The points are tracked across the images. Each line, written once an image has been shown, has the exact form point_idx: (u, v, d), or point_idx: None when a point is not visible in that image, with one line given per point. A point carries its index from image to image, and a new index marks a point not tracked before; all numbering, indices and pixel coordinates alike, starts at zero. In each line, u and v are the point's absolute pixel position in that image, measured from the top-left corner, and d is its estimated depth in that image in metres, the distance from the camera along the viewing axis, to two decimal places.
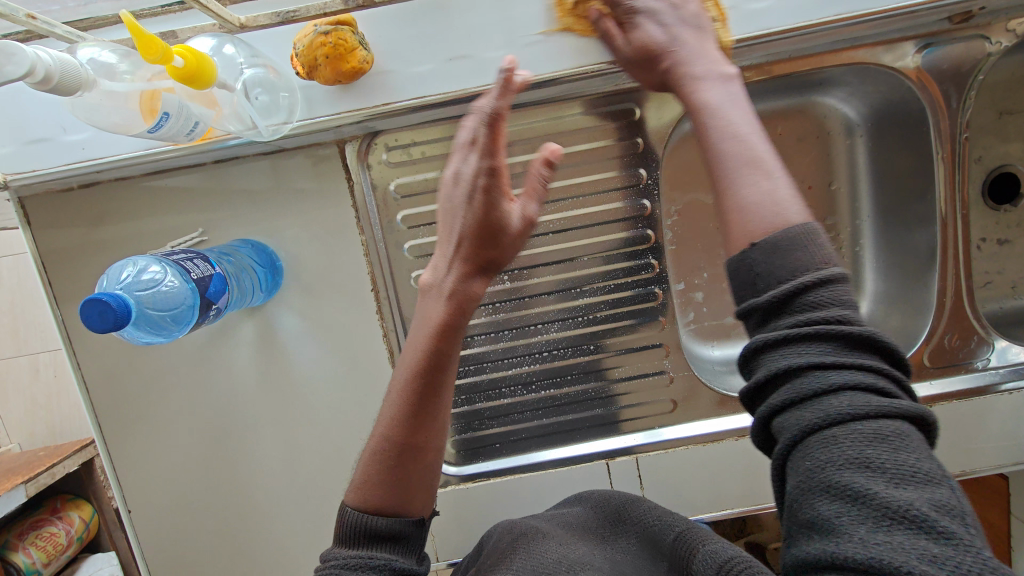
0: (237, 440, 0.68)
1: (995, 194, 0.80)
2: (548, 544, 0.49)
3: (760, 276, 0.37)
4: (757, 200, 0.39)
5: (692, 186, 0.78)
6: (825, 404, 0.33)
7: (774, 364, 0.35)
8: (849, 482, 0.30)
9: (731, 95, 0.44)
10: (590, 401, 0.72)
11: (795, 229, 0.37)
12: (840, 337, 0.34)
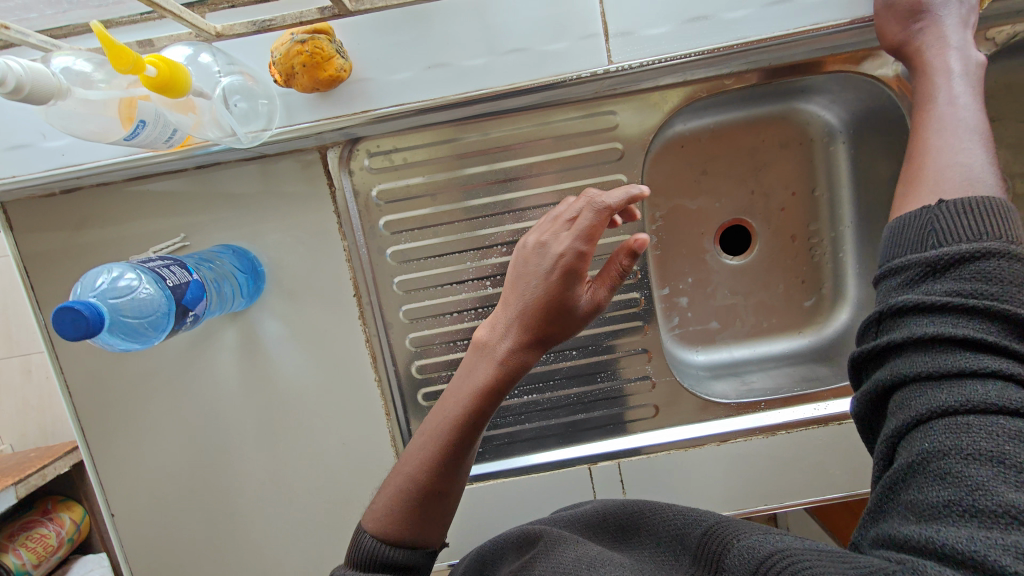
0: (221, 444, 0.69)
1: None
2: (567, 545, 0.47)
3: (933, 232, 0.43)
4: (960, 163, 0.46)
5: (676, 192, 0.78)
6: (965, 383, 0.36)
7: (918, 329, 0.39)
8: (973, 472, 0.32)
9: (965, 66, 0.51)
10: (573, 406, 0.72)
11: (997, 198, 0.42)
12: (993, 320, 0.37)
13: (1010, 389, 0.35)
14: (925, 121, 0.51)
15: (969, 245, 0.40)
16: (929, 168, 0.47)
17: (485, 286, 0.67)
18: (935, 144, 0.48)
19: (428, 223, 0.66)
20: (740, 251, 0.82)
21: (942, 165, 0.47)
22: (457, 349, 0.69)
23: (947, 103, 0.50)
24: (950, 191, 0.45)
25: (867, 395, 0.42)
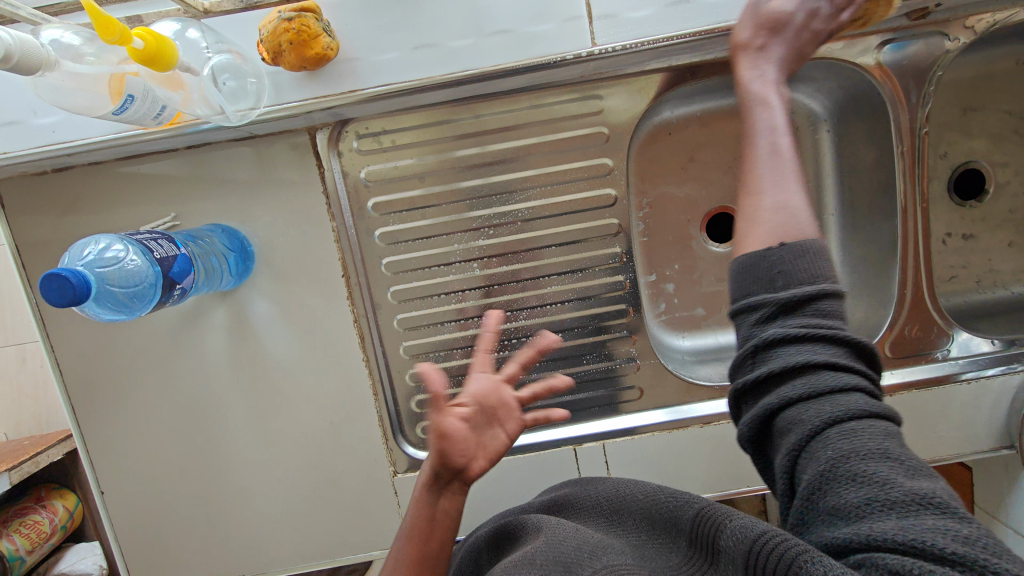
0: (210, 423, 0.69)
1: (961, 189, 0.82)
2: (566, 531, 0.48)
3: (780, 273, 0.44)
4: (783, 204, 0.47)
5: (662, 179, 0.79)
6: (843, 399, 0.38)
7: (791, 358, 0.40)
8: (876, 470, 0.34)
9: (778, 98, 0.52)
10: (558, 388, 0.72)
11: (811, 242, 0.44)
12: (843, 341, 0.41)
13: (866, 397, 0.39)
14: (747, 160, 0.51)
15: (806, 287, 0.42)
16: (761, 209, 0.48)
17: (473, 267, 0.68)
18: (758, 185, 0.49)
19: (416, 206, 0.67)
20: (726, 238, 0.83)
21: (767, 208, 0.48)
22: (444, 330, 0.70)
23: (769, 144, 0.50)
24: (785, 233, 0.45)
25: (748, 424, 0.42)
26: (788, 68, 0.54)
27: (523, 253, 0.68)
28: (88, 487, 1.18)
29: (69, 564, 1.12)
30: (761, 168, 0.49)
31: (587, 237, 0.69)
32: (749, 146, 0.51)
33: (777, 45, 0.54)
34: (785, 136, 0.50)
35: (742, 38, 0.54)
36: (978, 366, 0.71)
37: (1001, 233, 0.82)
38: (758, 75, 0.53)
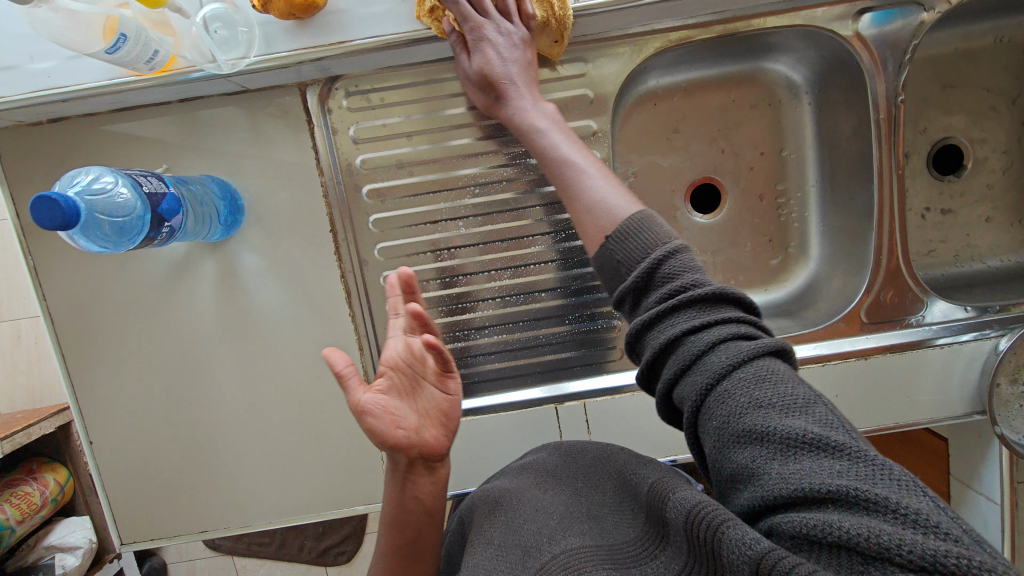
0: (198, 373, 0.71)
1: (939, 165, 0.83)
2: (529, 514, 0.49)
3: (621, 262, 0.49)
4: (600, 196, 0.54)
5: (648, 148, 0.81)
6: (709, 362, 0.40)
7: (657, 343, 0.44)
8: (752, 424, 0.36)
9: (549, 116, 0.60)
10: (541, 346, 0.74)
11: (630, 218, 0.50)
12: (695, 300, 0.43)
13: (732, 346, 0.41)
14: (557, 181, 0.58)
15: (641, 267, 0.46)
16: (585, 212, 0.54)
17: (458, 226, 0.70)
18: (571, 199, 0.56)
19: (403, 163, 0.68)
20: (712, 209, 0.83)
21: (586, 210, 0.54)
22: (430, 288, 0.71)
23: (563, 154, 0.58)
24: (608, 226, 0.52)
25: (660, 406, 0.46)
26: (535, 91, 0.61)
27: (507, 213, 0.70)
28: (78, 462, 1.18)
29: (58, 536, 1.12)
30: (568, 181, 0.57)
31: None
32: (553, 167, 0.58)
33: (513, 85, 0.60)
34: (567, 145, 0.58)
35: (481, 101, 0.63)
36: (952, 333, 0.72)
37: (979, 208, 0.83)
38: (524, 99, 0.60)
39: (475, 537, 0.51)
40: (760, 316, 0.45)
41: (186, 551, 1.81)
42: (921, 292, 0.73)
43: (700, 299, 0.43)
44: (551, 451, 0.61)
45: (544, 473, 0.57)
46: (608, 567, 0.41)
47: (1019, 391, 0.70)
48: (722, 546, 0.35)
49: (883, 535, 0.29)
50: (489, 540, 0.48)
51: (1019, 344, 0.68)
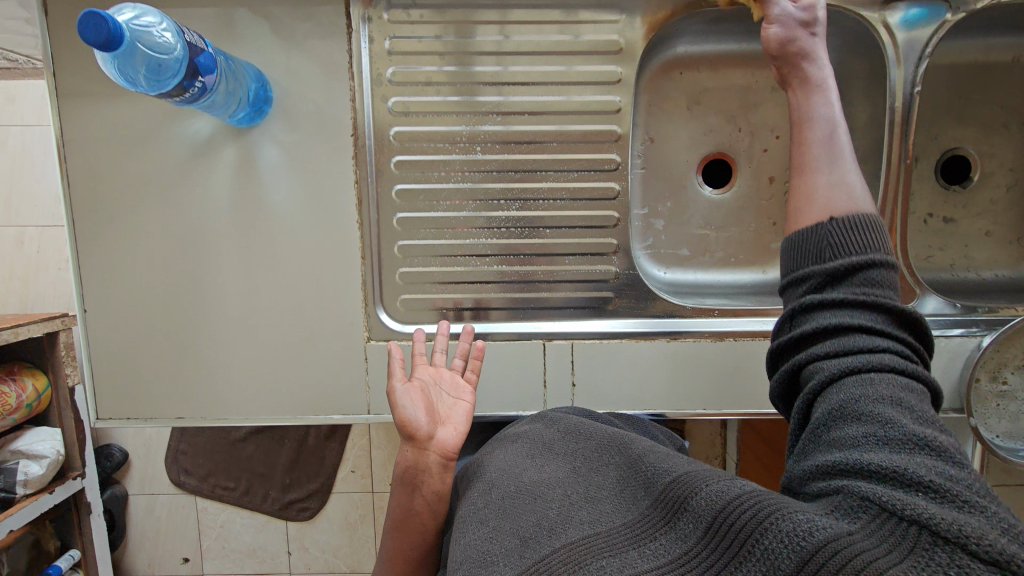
0: (199, 259, 0.72)
1: (947, 174, 0.85)
2: (560, 490, 0.50)
3: (829, 244, 0.49)
4: (837, 182, 0.53)
5: (667, 116, 0.84)
6: (869, 357, 0.43)
7: (826, 318, 0.46)
8: (884, 411, 0.39)
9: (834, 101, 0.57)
10: (538, 283, 0.75)
11: (865, 218, 0.50)
12: (886, 311, 0.46)
13: (894, 358, 0.43)
14: (804, 147, 0.56)
15: (861, 256, 0.47)
16: (814, 187, 0.53)
17: (476, 151, 0.71)
18: (808, 168, 0.55)
19: (431, 82, 0.70)
20: (719, 184, 0.87)
21: (822, 185, 0.53)
22: (439, 208, 0.72)
23: (828, 130, 0.55)
24: (837, 210, 0.51)
25: (784, 373, 0.49)
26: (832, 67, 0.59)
27: (526, 144, 0.71)
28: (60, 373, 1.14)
29: (26, 443, 1.10)
30: (815, 150, 0.55)
31: (587, 141, 0.72)
32: (806, 130, 0.56)
33: (812, 54, 0.59)
34: (840, 126, 0.56)
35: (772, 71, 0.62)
36: (940, 326, 0.74)
37: (981, 221, 0.85)
38: (822, 70, 0.58)
39: (468, 516, 0.51)
40: (926, 360, 0.46)
41: (149, 485, 1.79)
42: (915, 284, 0.75)
43: (890, 311, 0.45)
44: (561, 432, 0.61)
45: (555, 455, 0.57)
46: (614, 551, 0.40)
47: (997, 389, 0.71)
48: (763, 536, 0.34)
49: (968, 526, 0.31)
50: (484, 522, 0.49)
51: (1002, 341, 0.70)
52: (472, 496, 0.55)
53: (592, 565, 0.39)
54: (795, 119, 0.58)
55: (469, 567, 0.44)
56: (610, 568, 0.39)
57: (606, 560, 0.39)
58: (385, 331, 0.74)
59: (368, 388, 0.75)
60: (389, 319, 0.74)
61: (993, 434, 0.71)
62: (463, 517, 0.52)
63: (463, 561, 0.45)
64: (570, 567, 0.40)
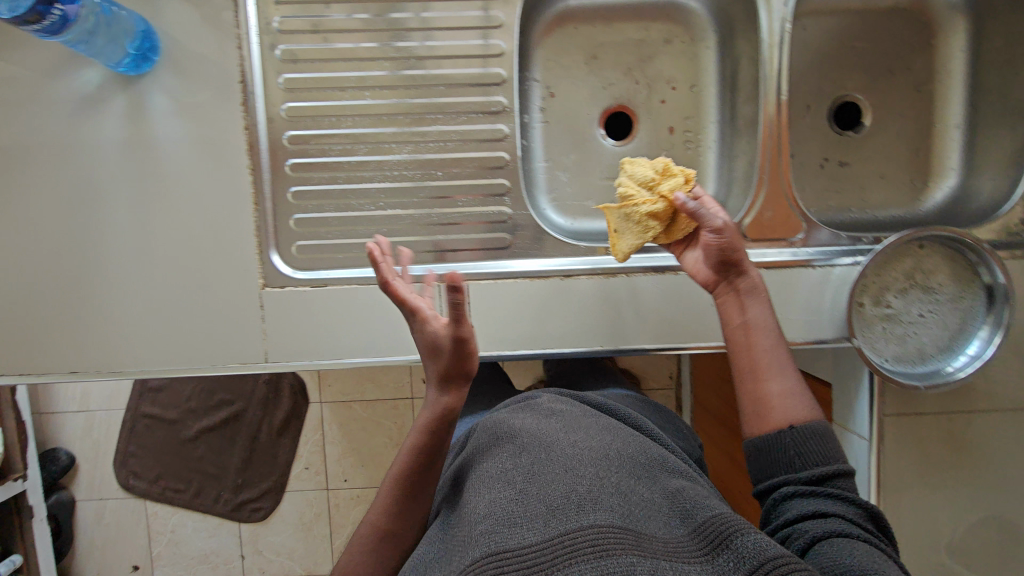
0: (92, 208, 0.72)
1: (839, 121, 0.89)
2: (587, 471, 0.56)
3: (796, 457, 0.59)
4: (786, 391, 0.61)
5: (567, 71, 0.86)
6: (845, 526, 0.53)
7: (810, 500, 0.56)
8: (868, 561, 0.48)
9: (768, 314, 0.64)
10: (433, 226, 0.75)
11: (818, 424, 0.59)
12: (857, 502, 0.56)
13: (866, 533, 0.53)
14: (750, 353, 0.63)
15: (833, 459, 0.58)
16: (771, 394, 0.61)
17: (364, 95, 0.73)
18: (761, 374, 0.62)
19: (317, 29, 0.72)
20: (622, 136, 0.89)
21: (775, 393, 0.61)
22: (332, 153, 0.74)
23: (770, 341, 0.63)
24: (794, 418, 0.60)
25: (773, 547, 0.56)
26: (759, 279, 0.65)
27: (413, 88, 0.73)
28: None
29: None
30: (766, 360, 0.62)
31: (472, 84, 0.74)
32: (756, 335, 0.64)
33: (753, 270, 0.65)
34: (776, 332, 0.64)
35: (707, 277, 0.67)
36: (829, 256, 0.76)
37: (876, 163, 0.88)
38: (756, 276, 0.65)
39: (495, 475, 0.59)
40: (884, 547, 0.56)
41: (97, 490, 1.73)
42: (801, 218, 0.77)
43: (861, 503, 0.56)
44: (594, 423, 0.68)
45: (585, 436, 0.63)
46: (642, 551, 0.48)
47: (880, 313, 0.73)
48: None
49: None
50: (511, 484, 0.56)
51: (880, 263, 0.72)
52: (496, 456, 0.62)
53: (621, 559, 0.47)
54: (738, 318, 0.65)
55: (493, 524, 0.52)
56: (638, 565, 0.46)
57: (634, 557, 0.47)
58: (279, 277, 0.74)
59: (265, 335, 0.75)
60: (282, 265, 0.74)
61: (881, 358, 0.72)
62: (484, 473, 0.60)
63: (489, 518, 0.53)
64: (592, 550, 0.47)
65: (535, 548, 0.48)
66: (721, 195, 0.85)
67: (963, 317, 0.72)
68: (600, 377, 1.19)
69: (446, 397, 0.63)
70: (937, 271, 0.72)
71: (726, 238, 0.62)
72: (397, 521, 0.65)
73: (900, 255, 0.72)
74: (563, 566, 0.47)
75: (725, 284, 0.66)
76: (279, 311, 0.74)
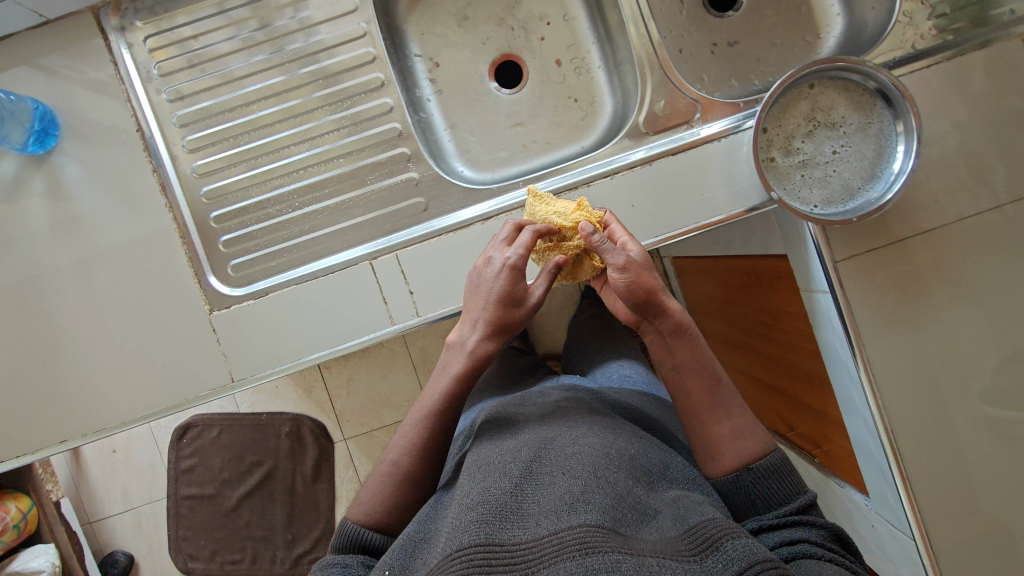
0: (41, 283, 0.77)
1: (715, 6, 0.91)
2: (582, 472, 0.53)
3: (758, 500, 0.60)
4: (734, 430, 0.63)
5: (445, 38, 0.90)
6: (814, 548, 0.54)
7: (779, 532, 0.57)
8: None
9: (705, 357, 0.65)
10: (350, 210, 0.78)
11: (776, 457, 0.61)
12: (822, 527, 0.58)
13: (834, 556, 0.54)
14: (693, 396, 0.64)
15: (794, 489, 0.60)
16: (719, 435, 0.63)
17: (253, 110, 0.78)
18: (708, 418, 0.64)
19: (194, 63, 0.78)
20: (514, 84, 0.92)
21: (725, 434, 0.63)
22: (239, 170, 0.79)
23: (712, 381, 0.64)
24: (742, 455, 0.61)
25: None
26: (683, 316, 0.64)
27: (293, 89, 0.78)
28: (40, 491, 1.39)
29: (23, 560, 1.35)
30: (706, 404, 0.64)
31: (347, 69, 0.78)
32: (690, 377, 0.64)
33: (674, 304, 0.64)
34: (721, 371, 0.65)
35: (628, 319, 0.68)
36: (736, 123, 0.76)
37: (762, 33, 0.89)
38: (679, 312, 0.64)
39: (491, 472, 0.56)
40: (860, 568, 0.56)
41: None
42: (695, 100, 0.78)
43: (825, 528, 0.57)
44: (592, 422, 0.66)
45: (585, 438, 0.60)
46: (630, 549, 0.45)
47: (795, 162, 0.72)
48: None
49: None
50: (507, 481, 0.53)
51: (777, 112, 0.73)
52: (494, 453, 0.61)
53: (607, 556, 0.43)
54: (670, 360, 0.65)
55: (485, 515, 0.49)
56: (625, 564, 0.43)
57: (621, 555, 0.44)
58: (222, 299, 0.77)
59: (225, 356, 0.77)
60: (221, 286, 0.78)
61: (811, 205, 0.71)
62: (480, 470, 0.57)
63: (482, 506, 0.51)
64: (577, 550, 0.44)
65: (523, 546, 0.46)
66: (621, 106, 0.88)
67: (878, 142, 0.71)
68: (602, 343, 1.20)
69: (489, 347, 0.66)
70: (836, 105, 0.72)
71: (628, 279, 0.61)
72: (424, 465, 0.64)
73: (795, 99, 0.73)
74: (549, 567, 0.43)
75: (648, 325, 0.66)
76: (231, 332, 0.77)
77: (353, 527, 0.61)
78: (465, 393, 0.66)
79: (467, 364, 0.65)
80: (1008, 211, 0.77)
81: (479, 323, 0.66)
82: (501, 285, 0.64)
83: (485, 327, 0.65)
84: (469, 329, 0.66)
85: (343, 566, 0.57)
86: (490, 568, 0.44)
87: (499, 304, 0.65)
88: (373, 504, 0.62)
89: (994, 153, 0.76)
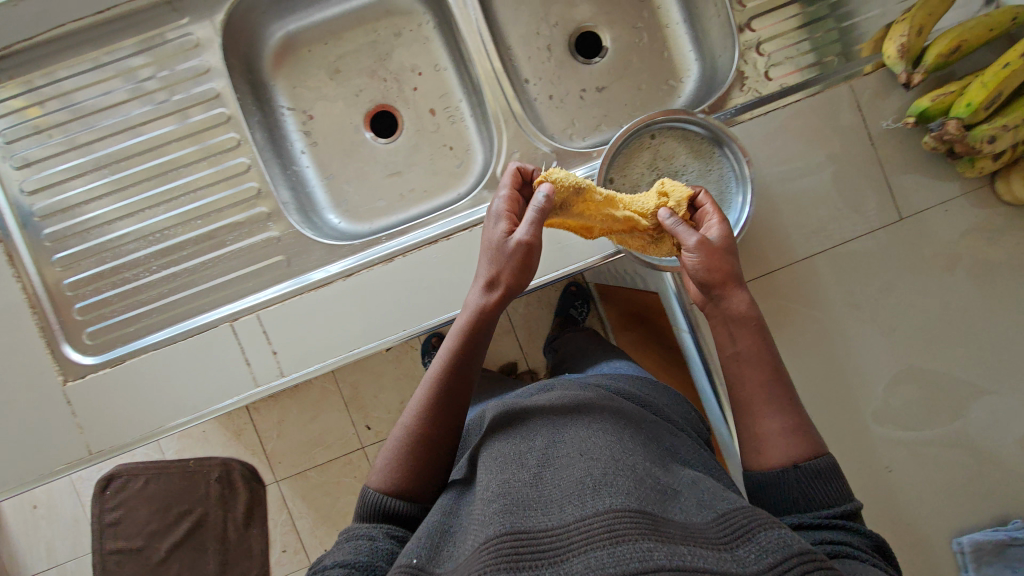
0: None
1: (584, 52, 0.93)
2: (601, 456, 0.50)
3: (801, 497, 0.53)
4: (782, 426, 0.57)
5: (318, 92, 0.91)
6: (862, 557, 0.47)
7: (821, 530, 0.50)
8: None
9: (770, 348, 0.60)
10: (211, 271, 0.78)
11: (823, 457, 0.55)
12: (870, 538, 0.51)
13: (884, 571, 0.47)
14: (747, 387, 0.59)
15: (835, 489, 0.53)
16: (769, 430, 0.57)
17: (105, 172, 0.80)
18: (760, 408, 0.58)
19: (40, 129, 0.79)
20: (390, 134, 0.93)
21: (773, 428, 0.57)
22: (93, 233, 0.79)
23: (773, 371, 0.59)
24: (794, 454, 0.55)
25: None
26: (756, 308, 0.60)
27: (144, 152, 0.80)
28: None
29: None
30: (764, 396, 0.58)
31: (200, 130, 0.80)
32: (748, 367, 0.59)
33: (738, 292, 0.60)
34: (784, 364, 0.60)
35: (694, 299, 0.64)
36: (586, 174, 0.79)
37: (628, 78, 0.91)
38: (738, 298, 0.60)
39: (509, 464, 0.53)
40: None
41: None
42: (551, 150, 0.79)
43: (873, 538, 0.51)
44: (607, 402, 0.62)
45: (597, 421, 0.56)
46: (662, 535, 0.41)
47: None
48: None
49: None
50: (526, 474, 0.50)
51: (621, 163, 0.74)
52: (509, 442, 0.57)
53: (637, 544, 0.40)
54: (728, 348, 0.61)
55: (507, 506, 0.46)
56: (657, 552, 0.39)
57: (652, 542, 0.40)
58: (74, 370, 0.75)
59: (81, 429, 0.75)
60: (74, 355, 0.76)
61: None
62: (499, 461, 0.54)
63: (503, 498, 0.47)
64: (606, 538, 0.41)
65: (548, 537, 0.42)
66: (489, 155, 0.89)
67: (719, 187, 0.74)
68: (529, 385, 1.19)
69: (486, 298, 0.61)
70: (676, 154, 0.74)
71: (699, 261, 0.59)
72: (440, 427, 0.60)
73: (637, 149, 0.74)
74: (580, 556, 0.40)
75: (712, 307, 0.62)
76: (88, 403, 0.75)
77: (375, 495, 0.57)
78: (468, 347, 0.62)
79: (471, 319, 0.62)
80: (877, 238, 0.80)
81: (481, 275, 0.62)
82: (493, 230, 0.62)
83: (482, 279, 0.62)
84: (473, 283, 0.64)
85: (370, 539, 0.53)
86: (518, 559, 0.41)
87: (490, 250, 0.61)
88: (390, 469, 0.59)
89: (851, 185, 0.79)
